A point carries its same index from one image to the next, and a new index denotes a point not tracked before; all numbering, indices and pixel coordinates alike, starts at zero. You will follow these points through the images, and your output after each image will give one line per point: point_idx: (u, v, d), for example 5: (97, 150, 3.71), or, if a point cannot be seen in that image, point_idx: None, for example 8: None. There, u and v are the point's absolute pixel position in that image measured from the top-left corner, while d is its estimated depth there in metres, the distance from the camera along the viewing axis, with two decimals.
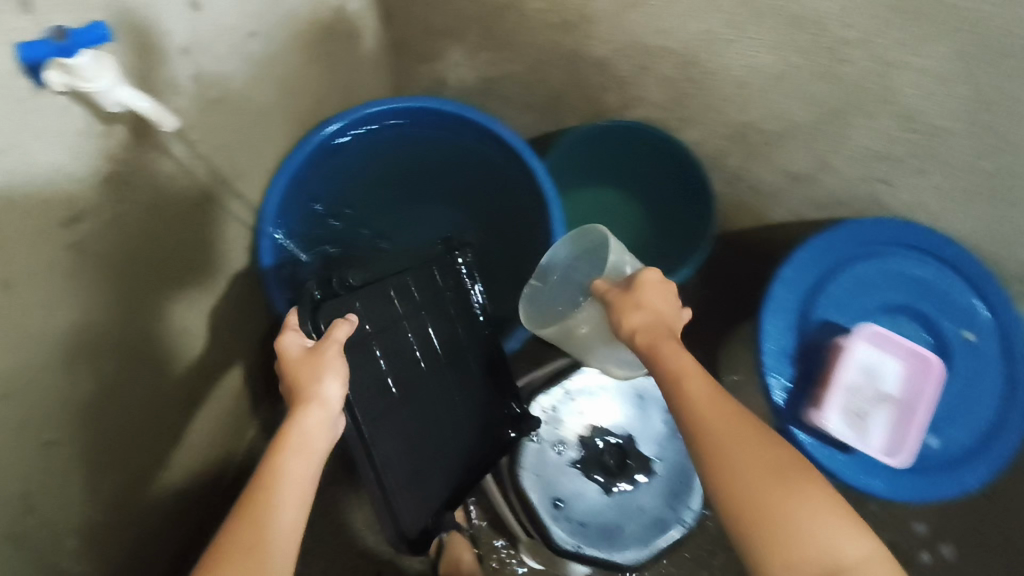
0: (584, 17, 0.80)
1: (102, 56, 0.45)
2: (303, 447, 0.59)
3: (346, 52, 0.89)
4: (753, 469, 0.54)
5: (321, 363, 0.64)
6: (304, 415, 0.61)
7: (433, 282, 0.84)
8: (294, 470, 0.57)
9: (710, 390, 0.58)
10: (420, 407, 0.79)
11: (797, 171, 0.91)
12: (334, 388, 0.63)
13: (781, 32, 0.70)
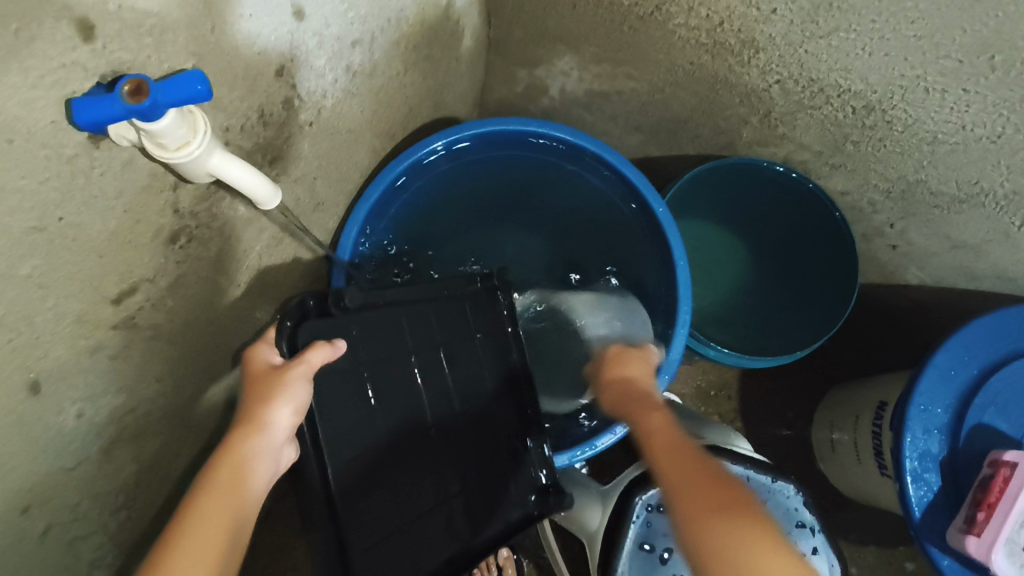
0: (745, 41, 0.66)
1: (187, 114, 0.36)
2: (236, 479, 0.45)
3: (445, 56, 0.75)
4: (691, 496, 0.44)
5: (285, 382, 0.51)
6: (247, 441, 0.47)
7: (463, 321, 0.67)
8: (218, 508, 0.42)
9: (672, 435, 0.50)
10: (417, 462, 0.61)
11: (963, 240, 0.76)
12: (285, 417, 0.50)
13: (1017, 89, 0.55)
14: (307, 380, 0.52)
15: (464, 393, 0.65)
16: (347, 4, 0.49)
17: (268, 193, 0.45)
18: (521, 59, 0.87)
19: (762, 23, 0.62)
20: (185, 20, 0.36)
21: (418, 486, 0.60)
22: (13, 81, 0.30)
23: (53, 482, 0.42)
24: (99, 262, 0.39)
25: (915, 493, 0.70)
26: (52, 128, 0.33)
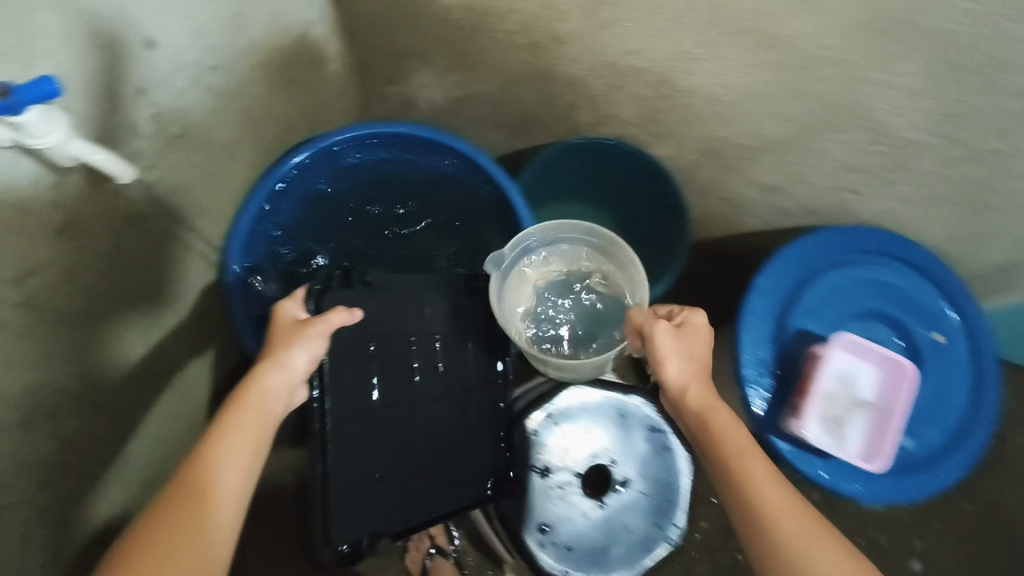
0: (553, 39, 0.79)
1: (50, 112, 0.45)
2: (258, 411, 0.60)
3: (310, 78, 0.87)
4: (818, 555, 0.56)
5: (303, 334, 0.64)
6: (266, 378, 0.61)
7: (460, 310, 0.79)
8: (239, 434, 0.58)
9: (784, 491, 0.60)
10: (399, 421, 0.72)
11: (768, 183, 0.92)
12: (301, 361, 0.63)
13: (752, 52, 0.69)
14: (325, 338, 0.64)
15: (452, 375, 0.77)
16: (197, 36, 0.60)
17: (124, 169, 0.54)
18: (388, 76, 0.99)
19: (559, 22, 0.76)
20: (46, 55, 0.48)
21: (393, 442, 0.71)
22: None
23: None
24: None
25: (752, 394, 0.86)
26: None
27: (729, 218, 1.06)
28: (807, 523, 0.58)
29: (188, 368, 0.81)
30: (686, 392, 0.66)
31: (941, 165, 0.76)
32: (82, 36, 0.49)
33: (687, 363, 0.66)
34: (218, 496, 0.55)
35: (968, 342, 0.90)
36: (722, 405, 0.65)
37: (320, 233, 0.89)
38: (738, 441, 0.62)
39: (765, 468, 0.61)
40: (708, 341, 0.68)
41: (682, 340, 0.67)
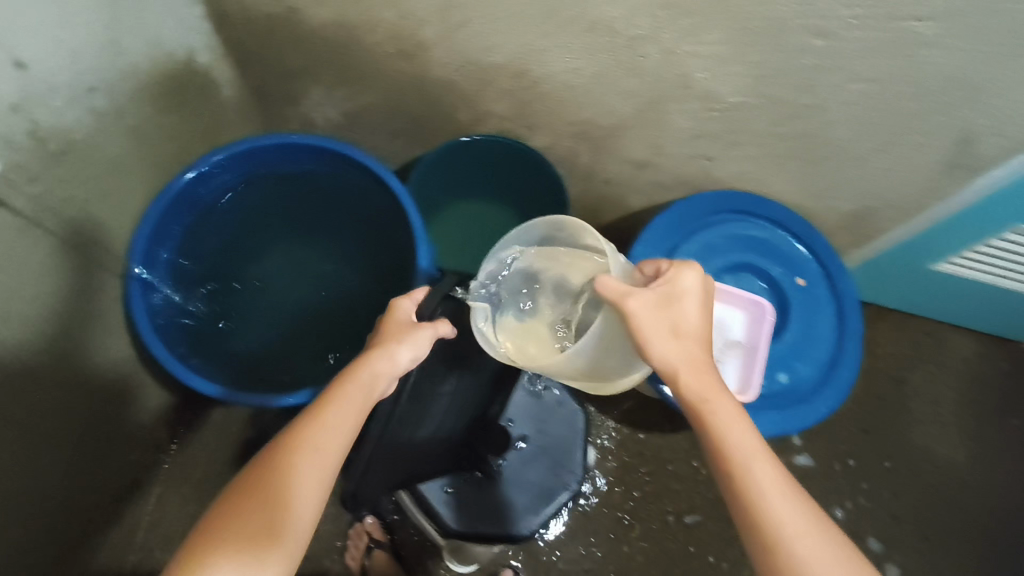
0: (419, 45, 0.88)
1: None
2: (365, 388, 0.66)
3: (205, 99, 0.94)
4: (796, 535, 0.59)
5: (410, 333, 0.70)
6: (378, 361, 0.67)
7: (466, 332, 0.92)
8: (349, 403, 0.64)
9: (777, 476, 0.62)
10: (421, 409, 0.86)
11: (637, 160, 1.01)
12: (404, 358, 0.69)
13: (584, 37, 0.79)
14: (430, 339, 0.71)
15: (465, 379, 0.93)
16: (70, 59, 0.67)
17: None
18: (287, 96, 1.07)
19: (418, 29, 0.85)
20: None
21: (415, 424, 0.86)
22: None
23: None
24: None
25: None
26: None
27: (617, 199, 1.15)
28: (798, 507, 0.61)
29: (99, 371, 0.86)
30: (677, 374, 0.66)
31: (771, 124, 0.86)
32: None
33: (678, 339, 0.66)
34: (325, 454, 0.61)
35: (828, 283, 1.01)
36: (711, 379, 0.67)
37: (230, 247, 0.96)
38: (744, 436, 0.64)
39: (755, 448, 0.63)
40: (701, 310, 0.68)
41: (665, 316, 0.66)
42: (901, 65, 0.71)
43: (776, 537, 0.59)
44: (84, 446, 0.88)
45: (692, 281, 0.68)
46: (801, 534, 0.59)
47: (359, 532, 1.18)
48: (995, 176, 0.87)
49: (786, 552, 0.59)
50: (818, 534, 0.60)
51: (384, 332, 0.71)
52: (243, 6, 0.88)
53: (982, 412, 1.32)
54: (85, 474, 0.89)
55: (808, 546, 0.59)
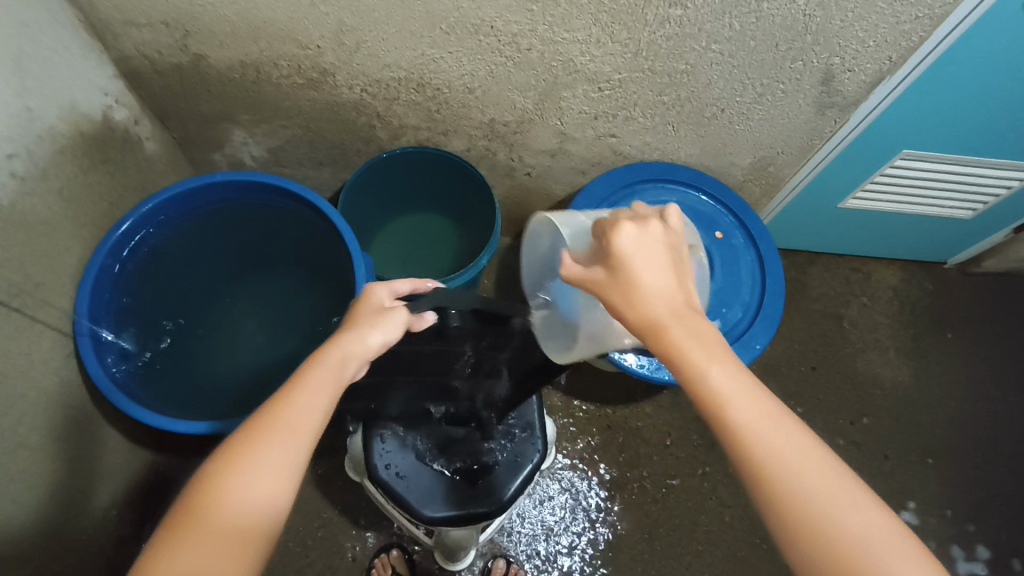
0: (322, 72, 0.94)
1: None
2: (335, 372, 0.55)
3: (126, 156, 0.99)
4: (792, 471, 0.45)
5: (382, 316, 0.60)
6: (345, 343, 0.57)
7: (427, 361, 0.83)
8: (320, 382, 0.53)
9: (767, 414, 0.47)
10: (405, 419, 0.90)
11: (550, 148, 1.08)
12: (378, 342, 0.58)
13: (469, 41, 0.86)
14: (401, 323, 0.61)
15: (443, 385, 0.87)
16: None
17: None
18: (211, 141, 1.12)
19: (319, 57, 0.91)
20: None
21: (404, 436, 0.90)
22: None
23: None
24: None
25: None
26: None
27: (541, 188, 1.21)
28: (798, 444, 0.47)
29: (68, 429, 0.88)
30: (655, 329, 0.50)
31: (657, 94, 0.93)
32: None
33: (641, 299, 0.51)
34: (303, 428, 0.50)
35: (743, 230, 1.09)
36: (691, 327, 0.50)
37: (187, 286, 1.04)
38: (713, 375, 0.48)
39: (740, 390, 0.48)
40: (662, 261, 0.53)
41: (624, 280, 0.51)
42: (751, 20, 0.79)
43: (775, 489, 0.45)
44: (66, 504, 0.88)
45: (637, 233, 0.53)
46: (809, 476, 0.45)
47: (383, 563, 1.13)
48: (865, 112, 0.95)
49: (782, 494, 0.45)
50: (827, 478, 0.46)
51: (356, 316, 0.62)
52: (150, 60, 0.93)
53: (917, 333, 1.41)
54: (75, 536, 0.90)
55: (816, 494, 0.45)
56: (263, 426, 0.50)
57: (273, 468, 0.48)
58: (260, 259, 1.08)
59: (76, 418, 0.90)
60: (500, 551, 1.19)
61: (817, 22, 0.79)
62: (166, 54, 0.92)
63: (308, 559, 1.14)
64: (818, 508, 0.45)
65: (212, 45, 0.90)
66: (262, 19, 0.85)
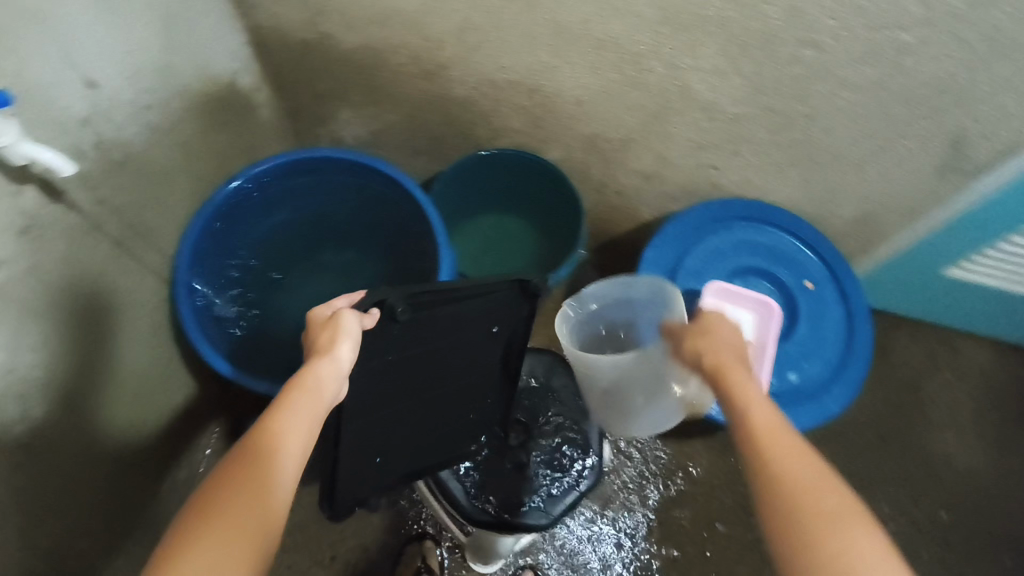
0: (439, 65, 0.96)
1: (4, 118, 0.56)
2: (315, 393, 0.61)
3: (241, 119, 1.03)
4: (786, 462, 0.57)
5: (338, 325, 0.64)
6: (320, 366, 0.62)
7: (448, 361, 0.79)
8: (304, 402, 0.60)
9: (775, 423, 0.60)
10: (437, 442, 0.84)
11: (646, 170, 1.07)
12: (346, 353, 0.64)
13: (591, 55, 0.86)
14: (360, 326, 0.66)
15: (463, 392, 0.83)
16: (132, 79, 0.76)
17: (63, 164, 0.61)
18: (318, 117, 1.15)
19: (439, 50, 0.93)
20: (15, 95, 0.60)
21: (438, 457, 0.85)
22: None
23: None
24: None
25: None
26: None
27: (628, 209, 1.19)
28: (795, 448, 0.58)
29: (149, 370, 0.91)
30: (714, 363, 0.66)
31: (770, 133, 0.91)
32: (42, 87, 0.63)
33: (703, 343, 0.70)
34: (297, 437, 0.57)
35: (835, 285, 1.04)
36: (738, 366, 0.66)
37: (275, 254, 1.07)
38: (742, 392, 0.63)
39: (762, 408, 0.62)
40: (731, 332, 0.73)
41: (700, 335, 0.72)
42: (889, 71, 0.76)
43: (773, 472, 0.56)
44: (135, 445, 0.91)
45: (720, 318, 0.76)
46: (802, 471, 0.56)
47: (414, 552, 1.14)
48: (992, 181, 0.90)
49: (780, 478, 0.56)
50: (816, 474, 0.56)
51: (315, 334, 0.66)
52: (280, 33, 0.97)
53: (1000, 419, 1.32)
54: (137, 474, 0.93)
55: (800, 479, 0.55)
56: (262, 436, 0.56)
57: (280, 470, 0.55)
58: (345, 238, 1.11)
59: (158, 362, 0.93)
60: (529, 564, 1.18)
61: (960, 82, 0.75)
62: (296, 29, 0.96)
63: (343, 536, 1.17)
64: (802, 491, 0.54)
65: (341, 25, 0.93)
66: (394, 7, 0.87)
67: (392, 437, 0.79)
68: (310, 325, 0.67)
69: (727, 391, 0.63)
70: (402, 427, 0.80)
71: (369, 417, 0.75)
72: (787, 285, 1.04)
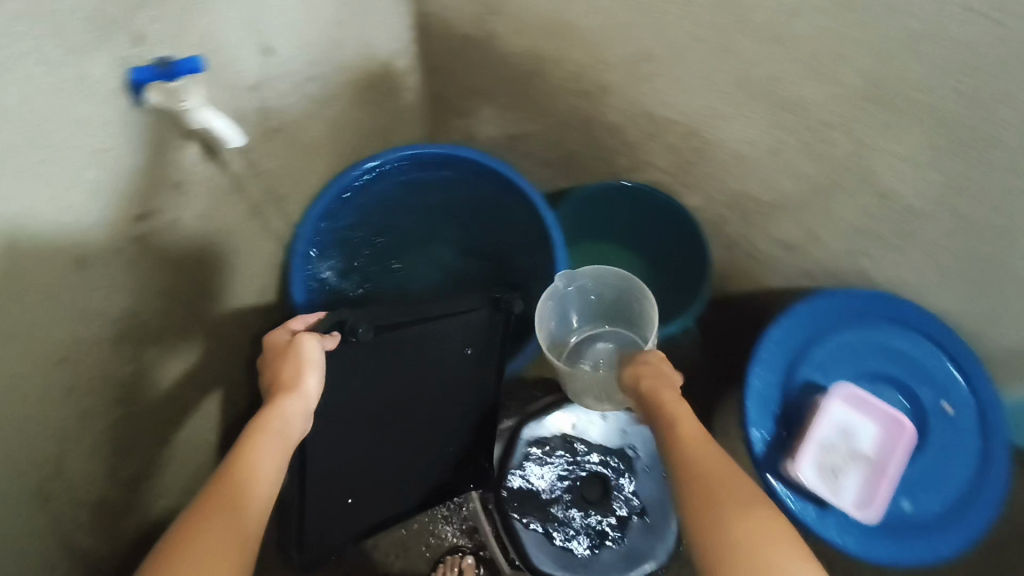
0: (600, 88, 0.91)
1: (192, 82, 0.55)
2: (288, 420, 0.68)
3: (386, 101, 1.01)
4: (707, 475, 0.63)
5: (306, 355, 0.74)
6: (291, 395, 0.70)
7: (390, 389, 0.89)
8: (283, 429, 0.66)
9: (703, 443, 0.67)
10: (401, 457, 0.94)
11: (788, 241, 0.98)
12: (313, 383, 0.73)
13: (771, 113, 0.79)
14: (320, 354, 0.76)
15: (434, 415, 0.94)
16: (305, 51, 0.75)
17: (233, 136, 0.60)
18: (456, 111, 1.12)
19: (605, 74, 0.88)
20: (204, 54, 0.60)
21: (405, 475, 0.96)
22: (117, 82, 0.52)
23: (78, 346, 0.62)
24: (136, 191, 0.60)
25: (755, 437, 0.90)
26: (130, 115, 0.55)
27: (752, 273, 1.11)
28: (714, 465, 0.64)
29: (243, 329, 0.91)
30: (672, 415, 0.71)
31: (942, 236, 0.81)
32: (229, 49, 0.63)
33: (657, 387, 0.76)
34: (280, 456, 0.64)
35: (978, 417, 0.92)
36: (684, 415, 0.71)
37: None
38: (671, 423, 0.70)
39: (693, 435, 0.68)
40: (666, 376, 0.79)
41: (660, 376, 0.78)
42: None
43: (703, 488, 0.61)
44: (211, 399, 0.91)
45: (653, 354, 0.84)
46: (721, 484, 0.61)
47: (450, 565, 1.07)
48: None
49: (706, 497, 0.60)
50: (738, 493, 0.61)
51: (283, 362, 0.74)
52: (448, 25, 0.95)
53: None
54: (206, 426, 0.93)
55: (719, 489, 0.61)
56: (249, 451, 0.62)
57: (262, 478, 0.60)
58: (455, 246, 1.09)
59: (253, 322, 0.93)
60: None
61: None
62: (465, 24, 0.93)
63: None
64: (722, 500, 0.59)
65: (512, 29, 0.89)
66: (574, 22, 0.83)
67: (360, 477, 0.91)
68: (264, 350, 0.78)
69: (663, 426, 0.71)
70: (364, 463, 0.91)
71: (333, 455, 0.87)
72: (922, 402, 0.93)
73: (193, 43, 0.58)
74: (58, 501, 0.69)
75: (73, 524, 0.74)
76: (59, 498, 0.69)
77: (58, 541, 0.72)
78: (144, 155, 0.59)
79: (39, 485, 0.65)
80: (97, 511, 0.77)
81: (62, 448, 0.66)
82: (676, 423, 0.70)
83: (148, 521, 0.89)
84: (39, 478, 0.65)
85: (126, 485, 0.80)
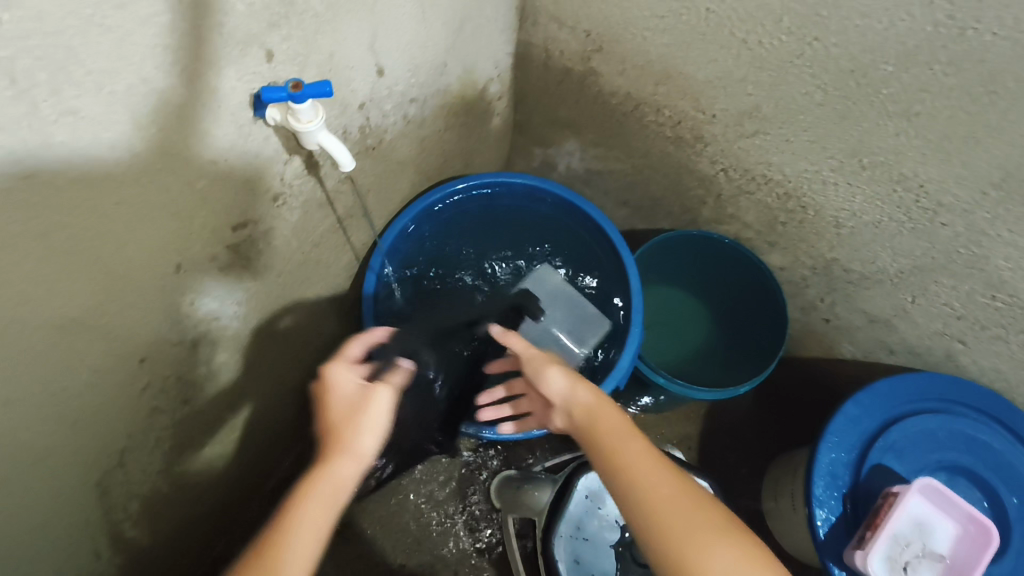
0: (697, 137, 0.89)
1: (317, 104, 0.55)
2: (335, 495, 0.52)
3: (476, 125, 1.01)
4: (659, 516, 0.51)
5: (361, 410, 0.56)
6: (337, 466, 0.53)
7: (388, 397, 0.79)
8: (319, 506, 0.50)
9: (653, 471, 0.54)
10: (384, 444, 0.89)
11: (875, 315, 0.93)
12: (368, 446, 0.55)
13: (881, 185, 0.76)
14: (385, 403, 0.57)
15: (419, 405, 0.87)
16: (412, 72, 0.74)
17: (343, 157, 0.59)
18: (541, 140, 1.11)
19: (706, 124, 0.86)
20: (323, 70, 0.60)
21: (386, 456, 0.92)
22: (241, 94, 0.53)
23: (160, 344, 0.62)
24: (239, 197, 0.60)
25: (819, 516, 0.84)
26: (249, 124, 0.55)
27: (827, 341, 1.06)
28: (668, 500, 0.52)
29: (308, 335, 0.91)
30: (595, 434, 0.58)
31: None
32: (346, 68, 0.63)
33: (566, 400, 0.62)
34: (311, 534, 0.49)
35: None
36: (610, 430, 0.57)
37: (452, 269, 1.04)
38: (611, 449, 0.56)
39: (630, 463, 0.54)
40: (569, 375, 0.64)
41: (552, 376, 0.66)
42: None
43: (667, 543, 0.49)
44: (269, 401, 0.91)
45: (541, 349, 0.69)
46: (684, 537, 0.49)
47: None
48: None
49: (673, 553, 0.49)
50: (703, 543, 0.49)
51: (322, 413, 0.57)
52: (548, 56, 0.94)
53: None
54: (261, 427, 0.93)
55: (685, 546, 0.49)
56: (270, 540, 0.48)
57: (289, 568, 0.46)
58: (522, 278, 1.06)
59: (318, 330, 0.93)
60: None
61: None
62: (565, 57, 0.92)
63: None
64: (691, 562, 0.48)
65: (615, 68, 0.88)
66: (682, 70, 0.81)
67: None
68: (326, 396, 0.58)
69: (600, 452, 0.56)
70: None
71: None
72: (1006, 505, 0.84)
73: (316, 62, 0.58)
74: (116, 493, 0.68)
75: (126, 516, 0.73)
76: (116, 490, 0.69)
77: (110, 532, 0.71)
78: (253, 167, 0.59)
79: (102, 477, 0.65)
80: (149, 505, 0.76)
81: (128, 442, 0.66)
82: (616, 449, 0.56)
83: (192, 518, 0.88)
84: (103, 469, 0.64)
85: (178, 481, 0.80)
